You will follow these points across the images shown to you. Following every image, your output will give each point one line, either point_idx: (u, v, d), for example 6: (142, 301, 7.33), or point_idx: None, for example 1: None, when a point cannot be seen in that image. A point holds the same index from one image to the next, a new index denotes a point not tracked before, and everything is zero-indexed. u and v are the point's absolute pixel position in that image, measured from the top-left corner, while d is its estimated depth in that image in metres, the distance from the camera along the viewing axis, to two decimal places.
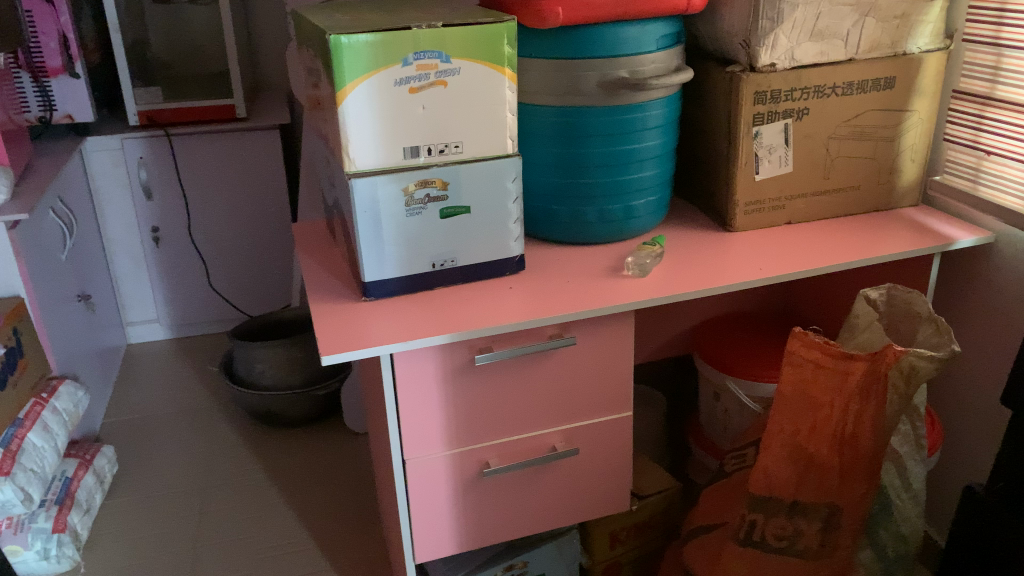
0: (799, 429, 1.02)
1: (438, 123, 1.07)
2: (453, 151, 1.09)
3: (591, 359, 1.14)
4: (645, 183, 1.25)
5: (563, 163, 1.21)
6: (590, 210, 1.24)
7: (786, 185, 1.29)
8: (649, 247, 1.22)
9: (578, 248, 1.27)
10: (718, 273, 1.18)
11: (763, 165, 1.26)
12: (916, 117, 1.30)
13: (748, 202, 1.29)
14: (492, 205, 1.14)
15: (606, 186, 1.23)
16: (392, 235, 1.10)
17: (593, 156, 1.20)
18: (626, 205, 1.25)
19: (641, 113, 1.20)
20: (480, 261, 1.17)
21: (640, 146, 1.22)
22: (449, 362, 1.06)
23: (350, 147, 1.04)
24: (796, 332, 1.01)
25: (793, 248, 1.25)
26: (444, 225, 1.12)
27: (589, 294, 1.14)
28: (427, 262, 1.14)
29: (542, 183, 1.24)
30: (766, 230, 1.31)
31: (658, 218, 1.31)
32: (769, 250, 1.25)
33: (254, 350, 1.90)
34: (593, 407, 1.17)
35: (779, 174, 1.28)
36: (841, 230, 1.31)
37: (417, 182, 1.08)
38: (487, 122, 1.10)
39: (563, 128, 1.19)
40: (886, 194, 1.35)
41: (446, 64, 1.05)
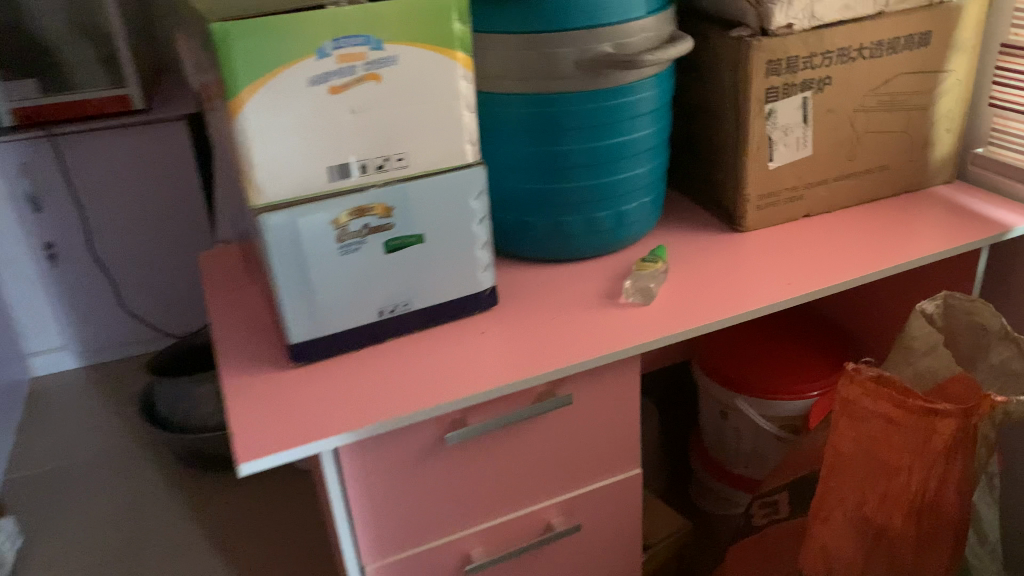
0: (865, 498, 0.80)
1: (373, 131, 0.81)
2: (397, 166, 0.83)
3: (592, 416, 0.90)
4: (638, 183, 1.01)
5: (536, 165, 0.96)
6: (573, 219, 1.00)
7: (805, 170, 1.06)
8: (648, 268, 0.97)
9: (561, 268, 1.03)
10: (739, 293, 0.95)
11: (779, 149, 1.03)
12: (952, 79, 1.08)
13: (762, 196, 1.05)
14: (452, 231, 0.88)
15: (592, 190, 0.98)
16: (324, 282, 0.84)
17: (574, 156, 0.95)
18: (618, 211, 1.01)
19: (630, 96, 0.95)
20: (441, 301, 0.91)
21: (630, 138, 0.97)
22: (413, 444, 0.82)
23: (257, 173, 0.78)
24: (853, 373, 0.80)
25: (821, 251, 1.03)
26: (392, 261, 0.86)
27: (584, 335, 0.90)
28: (374, 310, 0.88)
29: (510, 191, 0.99)
30: (782, 228, 1.08)
31: (654, 220, 1.07)
32: (793, 255, 1.02)
33: (181, 386, 1.63)
34: (596, 469, 0.94)
35: (796, 159, 1.05)
36: (871, 222, 1.09)
37: (351, 211, 0.82)
38: (438, 126, 0.83)
39: (535, 122, 0.93)
40: (917, 171, 1.13)
41: (377, 52, 0.78)
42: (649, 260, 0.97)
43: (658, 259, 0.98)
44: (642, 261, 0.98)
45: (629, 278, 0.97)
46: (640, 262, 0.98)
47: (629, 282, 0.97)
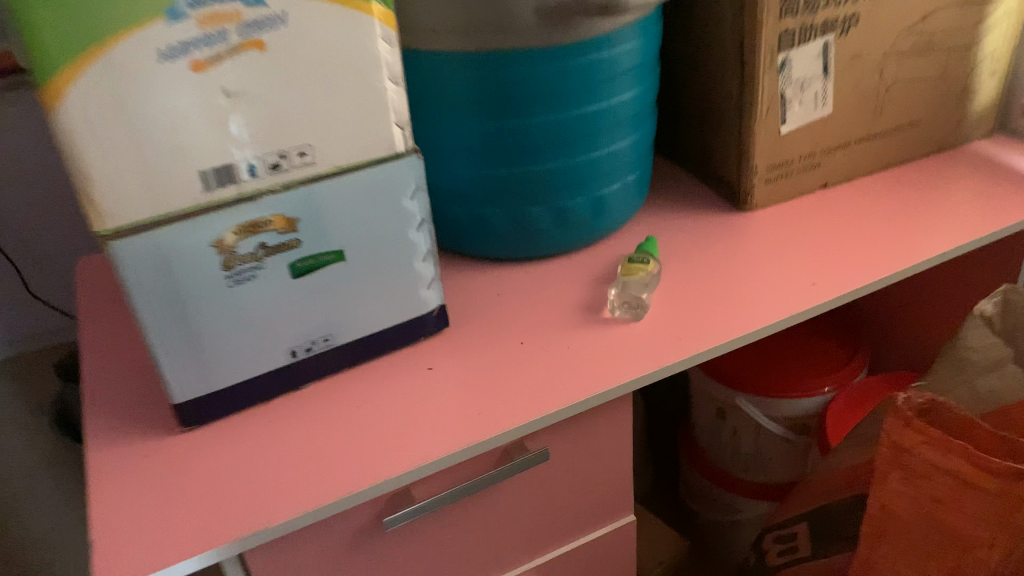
0: (926, 568, 0.64)
1: (259, 120, 0.58)
2: (299, 163, 0.61)
3: (575, 466, 0.72)
4: (619, 160, 0.80)
5: (489, 145, 0.75)
6: (539, 210, 0.79)
7: (823, 133, 0.86)
8: (636, 275, 0.76)
9: (527, 271, 0.83)
10: (752, 299, 0.75)
11: (793, 110, 0.82)
12: (1000, 11, 0.87)
13: (770, 167, 0.85)
14: (381, 242, 0.67)
15: (562, 172, 0.78)
16: (213, 322, 0.63)
17: (538, 131, 0.74)
18: (594, 196, 0.80)
19: (607, 51, 0.73)
20: (374, 330, 0.71)
21: (608, 105, 0.76)
22: (345, 531, 0.63)
23: (96, 190, 0.56)
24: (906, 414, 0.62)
25: (847, 234, 0.83)
26: (302, 287, 0.65)
27: (561, 367, 0.70)
28: (284, 351, 0.67)
29: (458, 177, 0.78)
30: (794, 204, 0.89)
31: (638, 202, 0.87)
32: (814, 241, 0.83)
33: None
34: (581, 521, 0.76)
35: (812, 120, 0.84)
36: (902, 192, 0.89)
37: (238, 227, 0.61)
38: (351, 106, 0.61)
39: (485, 90, 0.71)
40: (953, 126, 0.94)
41: (255, 9, 0.55)
42: (638, 264, 0.77)
43: (648, 262, 0.77)
44: (628, 264, 0.77)
45: (614, 286, 0.77)
46: (625, 264, 0.77)
47: (615, 292, 0.77)
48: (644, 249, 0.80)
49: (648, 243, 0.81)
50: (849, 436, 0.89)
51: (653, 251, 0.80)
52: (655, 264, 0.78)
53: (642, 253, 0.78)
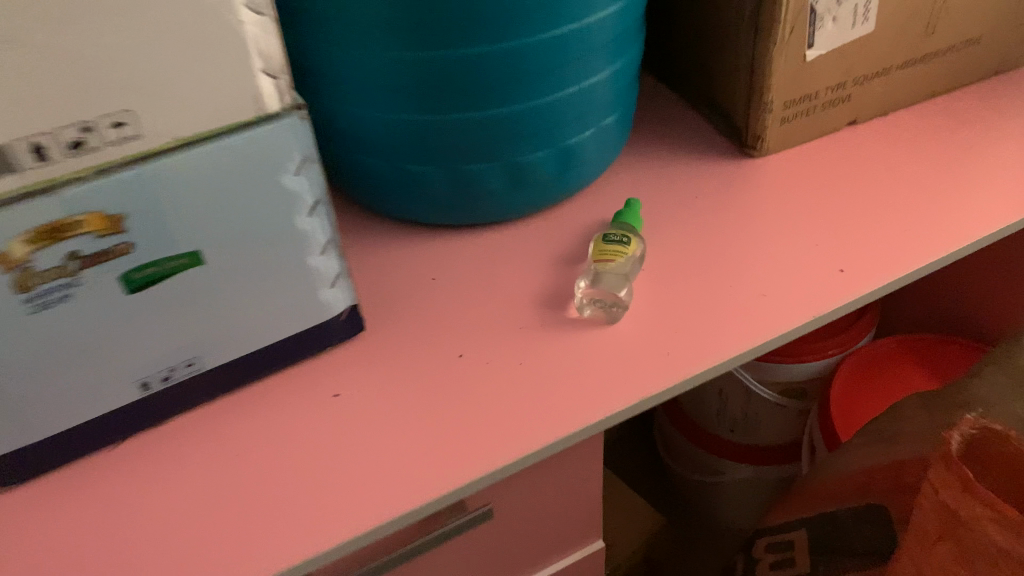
0: None
1: (36, 79, 0.37)
2: (115, 137, 0.41)
3: (529, 507, 0.57)
4: (593, 100, 0.60)
5: (418, 83, 0.54)
6: (488, 166, 0.60)
7: (859, 57, 0.66)
8: (612, 262, 0.58)
9: (470, 243, 0.64)
10: (760, 292, 0.58)
11: (825, 29, 0.62)
12: None
13: (789, 103, 0.66)
14: (258, 237, 0.48)
15: (518, 119, 0.58)
16: (15, 359, 0.45)
17: (484, 64, 0.54)
18: (560, 147, 0.61)
19: None
20: (259, 345, 0.53)
21: (581, 27, 0.55)
22: None
23: None
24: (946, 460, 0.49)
25: (881, 194, 0.65)
26: (145, 303, 0.47)
27: (509, 392, 0.53)
28: (132, 384, 0.49)
29: (379, 122, 0.58)
30: (815, 148, 0.70)
31: (617, 146, 0.67)
32: (840, 205, 0.65)
33: None
34: (537, 554, 0.62)
35: (848, 41, 0.64)
36: (948, 132, 0.71)
37: (29, 235, 0.41)
38: (189, 51, 0.40)
39: (407, 8, 0.50)
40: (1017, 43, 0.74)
41: None
42: (615, 248, 0.58)
43: (627, 245, 0.58)
44: (601, 250, 0.58)
45: (584, 277, 0.59)
46: (599, 249, 0.59)
47: (585, 287, 0.58)
48: (624, 222, 0.61)
49: (629, 210, 0.62)
50: (863, 431, 0.74)
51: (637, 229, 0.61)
52: (638, 246, 0.59)
53: (622, 232, 0.60)
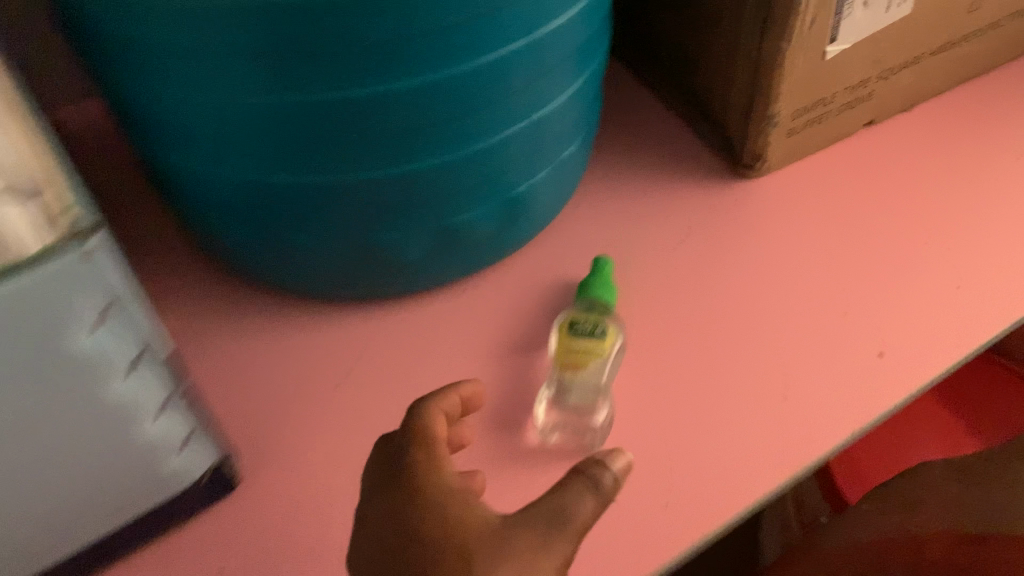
0: None
1: None
2: None
3: None
4: (550, 134, 0.43)
5: (296, 136, 0.36)
6: (408, 232, 0.43)
7: (887, 47, 0.50)
8: (583, 368, 0.42)
9: (385, 323, 0.48)
10: (779, 393, 0.43)
11: (854, 17, 0.46)
12: None
13: (799, 111, 0.50)
14: (54, 422, 0.31)
15: (441, 173, 0.40)
16: None
17: (389, 107, 0.36)
18: (500, 199, 0.44)
19: None
20: (80, 541, 0.36)
21: (531, 45, 0.37)
22: None
23: None
24: None
25: (918, 227, 0.50)
26: None
27: None
28: None
29: (244, 184, 0.40)
30: (825, 161, 0.55)
31: (578, 176, 0.50)
32: (868, 247, 0.50)
33: None
34: None
35: (879, 29, 0.48)
36: (989, 129, 0.56)
37: None
38: None
39: (264, 36, 0.32)
40: None
41: None
42: (586, 347, 0.42)
43: (603, 341, 0.43)
44: (568, 349, 0.43)
45: (548, 385, 0.43)
46: (564, 346, 0.43)
47: (549, 399, 0.43)
48: (593, 296, 0.45)
49: (598, 274, 0.46)
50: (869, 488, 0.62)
51: (612, 310, 0.46)
52: (616, 338, 0.44)
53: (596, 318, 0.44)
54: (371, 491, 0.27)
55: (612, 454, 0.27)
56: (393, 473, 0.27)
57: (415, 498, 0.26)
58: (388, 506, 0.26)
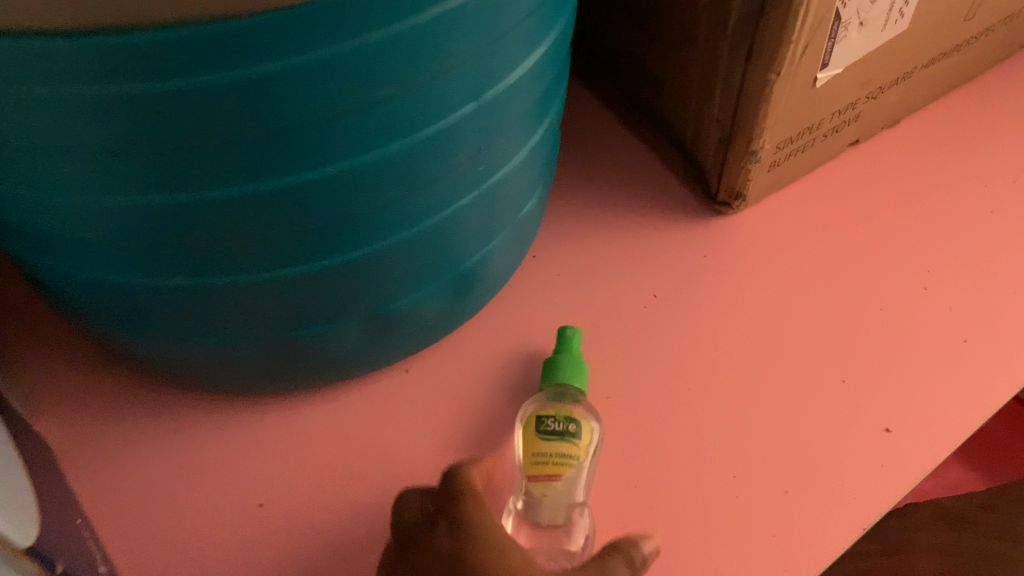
0: None
1: None
2: None
3: None
4: (503, 198, 0.36)
5: (181, 240, 0.28)
6: (337, 326, 0.35)
7: (880, 66, 0.44)
8: (555, 482, 0.35)
9: (315, 418, 0.40)
10: (776, 487, 0.38)
11: (850, 40, 0.39)
12: None
13: (783, 143, 0.44)
14: None
15: (370, 262, 0.33)
16: None
17: (300, 203, 0.28)
18: (444, 276, 0.37)
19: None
20: None
21: (478, 109, 0.30)
22: None
23: None
24: None
25: (916, 270, 0.45)
26: None
27: None
28: None
29: (123, 287, 0.31)
30: (808, 190, 0.49)
31: (535, 227, 0.43)
32: (863, 296, 0.44)
33: None
34: None
35: (874, 49, 0.42)
36: (984, 150, 0.50)
37: None
38: None
39: (120, 127, 0.23)
40: None
41: None
42: (556, 457, 0.35)
43: (575, 444, 0.36)
44: (535, 458, 0.36)
45: (516, 495, 0.36)
46: (531, 453, 0.36)
47: (519, 511, 0.36)
48: (562, 381, 0.38)
49: (565, 353, 0.39)
50: (868, 545, 0.57)
51: (584, 390, 0.38)
52: (590, 433, 0.37)
53: (565, 411, 0.37)
54: (422, 522, 0.31)
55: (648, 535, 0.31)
56: (438, 500, 0.31)
57: (473, 503, 0.30)
58: (443, 524, 0.30)
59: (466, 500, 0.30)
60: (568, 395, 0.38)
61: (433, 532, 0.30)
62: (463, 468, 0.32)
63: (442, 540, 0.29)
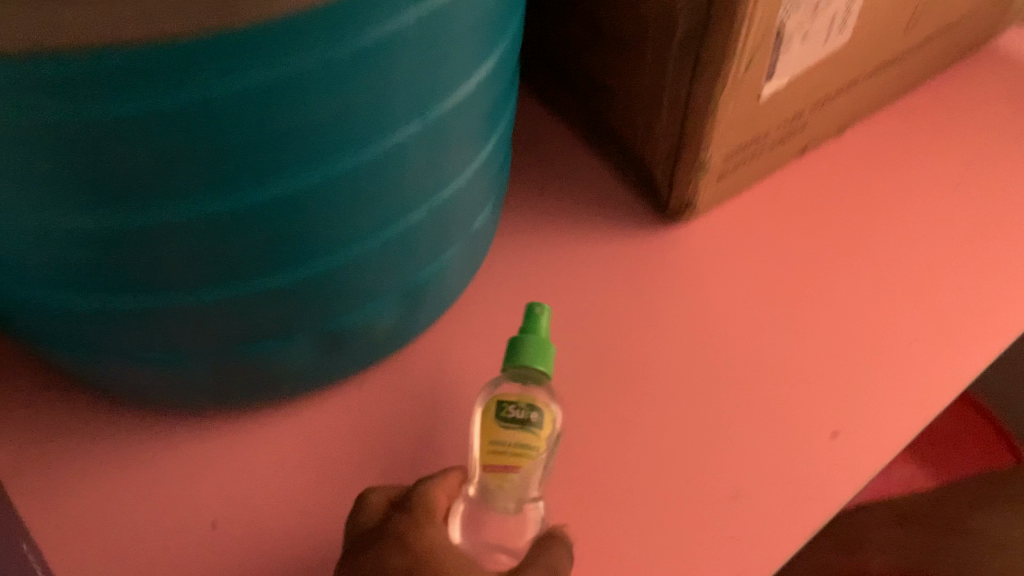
0: None
1: None
2: None
3: None
4: (453, 211, 0.36)
5: (125, 261, 0.28)
6: (287, 343, 0.35)
7: (824, 78, 0.45)
8: (511, 475, 0.33)
9: (271, 434, 0.40)
10: (729, 491, 0.38)
11: (793, 53, 0.40)
12: None
13: (731, 154, 0.45)
14: None
15: (320, 280, 0.33)
16: None
17: (246, 224, 0.28)
18: (396, 290, 0.37)
19: (424, 18, 0.26)
20: None
21: (425, 125, 0.30)
22: None
23: None
24: None
25: (862, 276, 0.46)
26: None
27: None
28: None
29: (62, 308, 0.31)
30: (758, 199, 0.49)
31: (489, 238, 0.43)
32: (811, 301, 0.45)
33: None
34: None
35: (817, 61, 0.43)
36: (926, 158, 0.52)
37: None
38: None
39: (59, 151, 0.23)
40: (996, 18, 0.55)
41: None
42: (515, 448, 0.33)
43: (536, 434, 0.33)
44: (492, 446, 0.33)
45: (471, 482, 0.35)
46: (489, 441, 0.34)
47: (470, 496, 0.36)
48: (525, 362, 0.35)
49: (533, 334, 0.36)
50: None
51: (548, 373, 0.36)
52: (552, 420, 0.34)
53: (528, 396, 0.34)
54: (368, 535, 0.32)
55: (565, 531, 0.34)
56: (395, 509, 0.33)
57: (423, 524, 0.32)
58: (391, 544, 0.31)
59: (415, 523, 0.32)
60: (530, 377, 0.36)
61: (381, 542, 0.32)
62: (412, 492, 0.34)
63: (393, 558, 0.31)
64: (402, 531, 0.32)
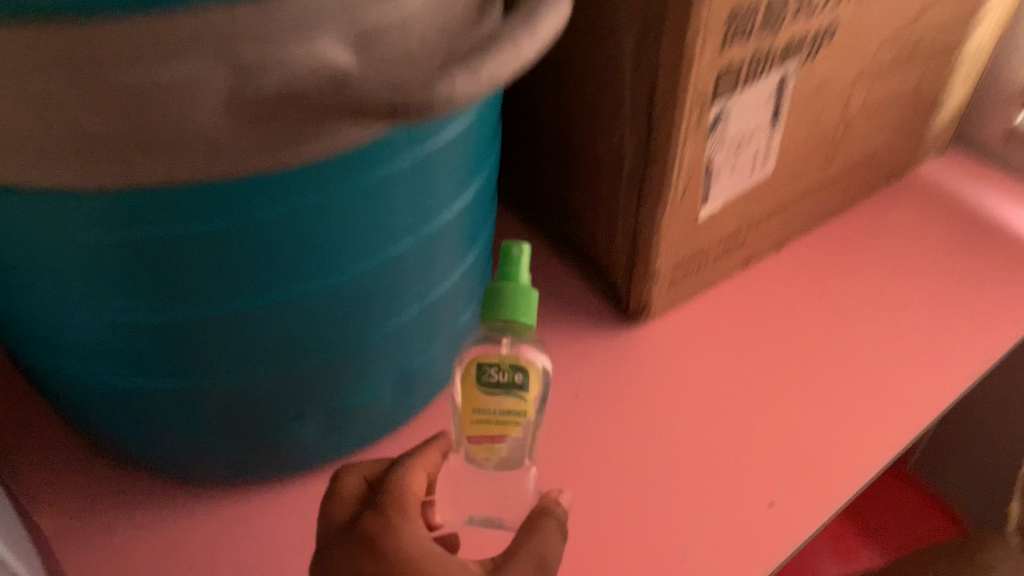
0: None
1: None
2: None
3: None
4: (440, 310, 0.44)
5: (176, 350, 0.35)
6: (298, 421, 0.42)
7: (755, 202, 0.54)
8: (499, 442, 0.33)
9: (284, 503, 0.46)
10: (678, 554, 0.44)
11: (722, 184, 0.49)
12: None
13: (678, 265, 0.53)
14: None
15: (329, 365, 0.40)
16: None
17: (274, 318, 0.36)
18: (391, 376, 0.44)
19: (415, 161, 0.34)
20: None
21: (417, 240, 0.38)
22: None
23: None
24: None
25: (796, 369, 0.53)
26: None
27: None
28: None
29: (117, 390, 0.38)
30: (708, 304, 0.57)
31: None
32: (752, 391, 0.52)
33: None
34: None
35: (746, 189, 0.51)
36: (853, 269, 0.60)
37: None
38: None
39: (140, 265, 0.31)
40: (912, 152, 0.64)
41: None
42: (501, 415, 0.33)
43: (520, 397, 0.33)
44: (478, 414, 0.33)
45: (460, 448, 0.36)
46: (473, 410, 0.33)
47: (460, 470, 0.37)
48: (508, 317, 0.34)
49: (512, 281, 0.34)
50: None
51: (530, 324, 0.34)
52: (538, 376, 0.33)
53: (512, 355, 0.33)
54: (342, 532, 0.32)
55: (554, 503, 0.35)
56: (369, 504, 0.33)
57: (395, 520, 0.31)
58: (364, 547, 0.31)
59: (387, 520, 0.31)
60: (513, 328, 0.34)
61: (353, 540, 0.31)
62: (386, 485, 0.33)
63: (367, 564, 0.30)
64: (376, 532, 0.31)
